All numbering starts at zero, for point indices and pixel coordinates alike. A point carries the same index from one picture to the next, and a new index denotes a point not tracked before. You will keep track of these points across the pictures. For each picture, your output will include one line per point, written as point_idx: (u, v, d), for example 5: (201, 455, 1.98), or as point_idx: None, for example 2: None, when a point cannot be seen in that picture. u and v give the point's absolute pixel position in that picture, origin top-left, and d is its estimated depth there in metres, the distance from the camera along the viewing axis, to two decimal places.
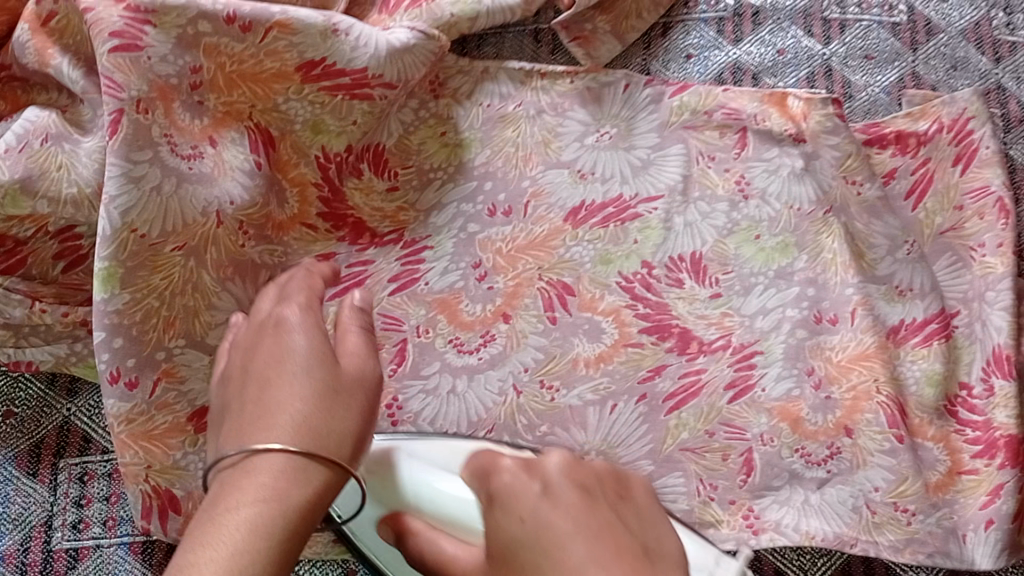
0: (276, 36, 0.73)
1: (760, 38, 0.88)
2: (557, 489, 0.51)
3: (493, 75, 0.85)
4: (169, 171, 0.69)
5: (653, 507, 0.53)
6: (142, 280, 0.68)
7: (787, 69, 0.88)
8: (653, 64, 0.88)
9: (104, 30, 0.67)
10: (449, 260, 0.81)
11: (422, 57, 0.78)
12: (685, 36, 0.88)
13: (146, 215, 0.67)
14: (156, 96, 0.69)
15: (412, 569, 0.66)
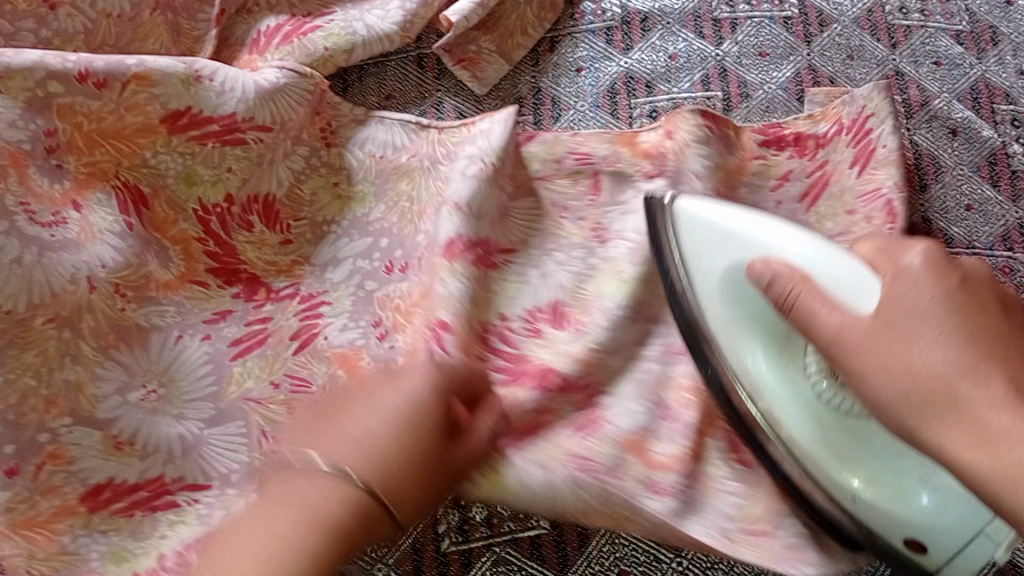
0: (135, 89, 0.68)
1: (650, 44, 0.85)
2: (986, 370, 0.46)
3: (380, 111, 0.81)
4: (29, 240, 0.63)
5: None
6: (14, 358, 0.61)
7: (681, 75, 0.84)
8: (543, 81, 0.84)
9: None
10: (348, 317, 0.74)
11: (295, 96, 0.75)
12: (574, 49, 0.85)
13: (7, 291, 0.61)
14: (6, 164, 0.63)
15: (741, 302, 0.61)
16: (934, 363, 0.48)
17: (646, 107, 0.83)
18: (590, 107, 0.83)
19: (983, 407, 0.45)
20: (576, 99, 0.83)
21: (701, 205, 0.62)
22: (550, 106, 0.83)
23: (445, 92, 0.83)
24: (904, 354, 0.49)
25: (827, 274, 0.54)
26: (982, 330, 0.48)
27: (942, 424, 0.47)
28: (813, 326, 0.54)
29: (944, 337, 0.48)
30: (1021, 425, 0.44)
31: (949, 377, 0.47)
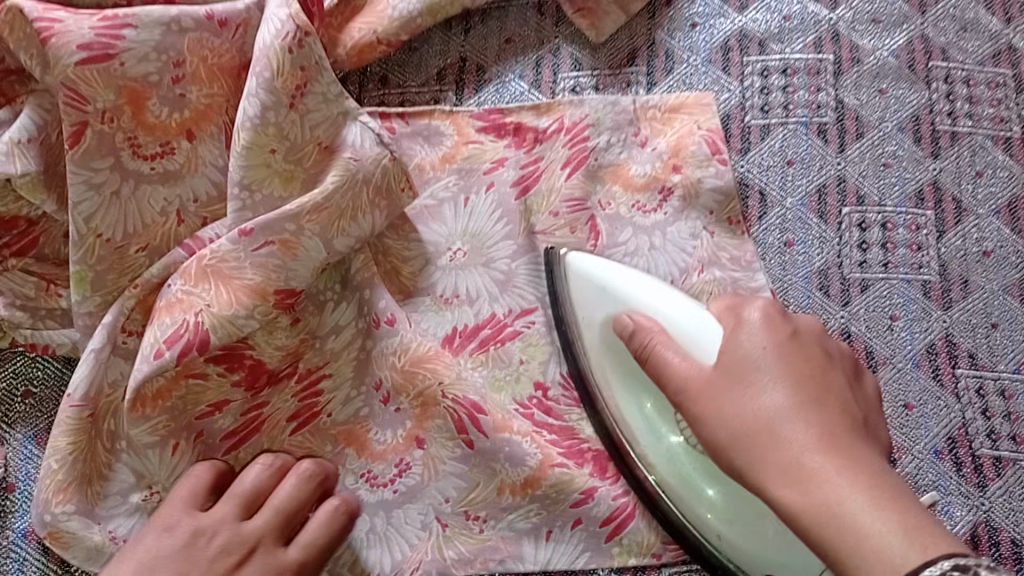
0: (246, 36, 0.72)
1: (765, 5, 0.87)
2: (799, 420, 0.56)
3: (502, 56, 0.84)
4: (128, 174, 0.68)
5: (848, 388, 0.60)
6: (111, 282, 0.68)
7: (794, 35, 0.86)
8: (658, 34, 0.86)
9: (70, 43, 0.65)
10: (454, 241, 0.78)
11: (382, 166, 0.71)
12: (690, 4, 0.87)
13: (110, 219, 0.67)
14: (124, 102, 0.67)
15: (618, 343, 0.72)
16: (771, 401, 0.57)
17: (758, 66, 0.85)
18: (702, 61, 0.85)
19: (793, 439, 0.55)
20: (689, 53, 0.85)
21: (589, 263, 0.73)
22: (663, 59, 0.85)
23: (563, 39, 0.85)
24: (740, 400, 0.59)
25: (671, 321, 0.68)
26: (803, 379, 0.59)
27: (752, 455, 0.57)
28: (672, 377, 0.64)
29: (772, 385, 0.58)
30: (832, 469, 0.53)
31: (774, 420, 0.57)
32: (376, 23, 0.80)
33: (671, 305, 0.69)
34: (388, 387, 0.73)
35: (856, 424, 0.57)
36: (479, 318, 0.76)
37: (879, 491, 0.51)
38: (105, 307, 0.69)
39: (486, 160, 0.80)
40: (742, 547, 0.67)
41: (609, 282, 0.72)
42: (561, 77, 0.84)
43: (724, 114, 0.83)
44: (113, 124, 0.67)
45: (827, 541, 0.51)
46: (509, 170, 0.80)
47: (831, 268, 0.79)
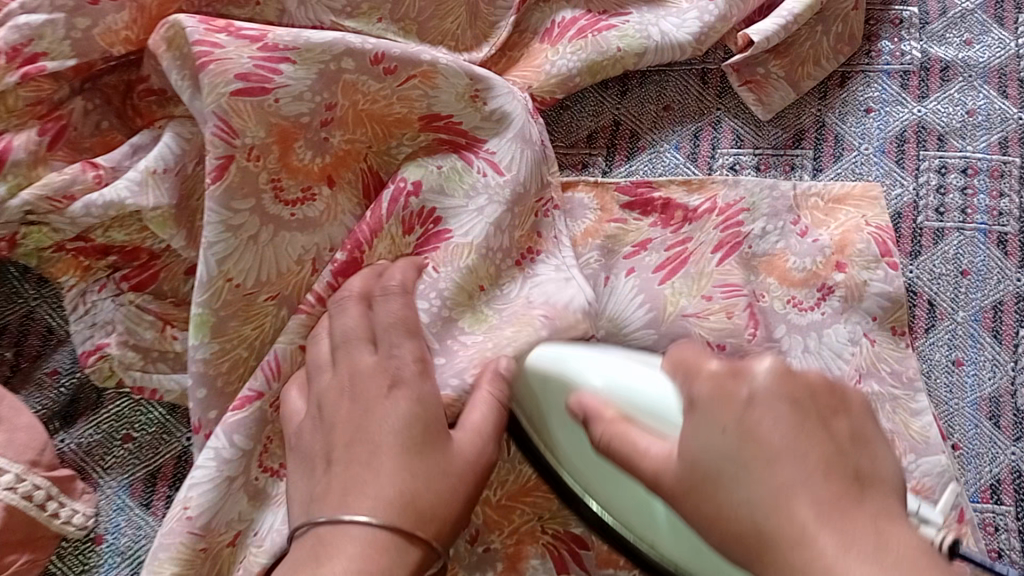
0: (415, 84, 0.67)
1: (948, 96, 0.80)
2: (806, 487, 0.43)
3: (659, 123, 0.79)
4: (267, 219, 0.63)
5: (870, 422, 0.48)
6: (233, 329, 0.63)
7: (978, 132, 0.79)
8: (829, 116, 0.79)
9: (227, 71, 0.61)
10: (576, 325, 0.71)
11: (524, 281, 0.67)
12: (866, 88, 0.80)
13: (243, 264, 0.62)
14: (273, 141, 0.63)
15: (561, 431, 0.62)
16: (774, 433, 0.45)
17: (935, 161, 0.78)
18: (874, 150, 0.78)
19: (736, 503, 0.45)
20: (861, 140, 0.79)
21: (544, 360, 0.62)
22: (832, 143, 0.78)
23: (725, 112, 0.79)
24: (748, 486, 0.44)
25: (648, 403, 0.56)
26: (828, 464, 0.44)
27: (702, 505, 0.47)
28: (642, 462, 0.51)
29: (789, 457, 0.44)
30: (793, 463, 0.44)
31: (787, 493, 0.43)
32: (533, 78, 0.75)
33: (634, 371, 0.60)
34: (477, 526, 0.68)
35: (847, 481, 0.43)
36: None
37: (796, 415, 0.46)
38: (221, 357, 0.63)
39: (628, 242, 0.74)
40: None
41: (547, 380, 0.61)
42: (720, 153, 0.78)
43: (894, 212, 0.77)
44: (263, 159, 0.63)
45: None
46: (654, 253, 0.73)
47: (1002, 396, 0.72)
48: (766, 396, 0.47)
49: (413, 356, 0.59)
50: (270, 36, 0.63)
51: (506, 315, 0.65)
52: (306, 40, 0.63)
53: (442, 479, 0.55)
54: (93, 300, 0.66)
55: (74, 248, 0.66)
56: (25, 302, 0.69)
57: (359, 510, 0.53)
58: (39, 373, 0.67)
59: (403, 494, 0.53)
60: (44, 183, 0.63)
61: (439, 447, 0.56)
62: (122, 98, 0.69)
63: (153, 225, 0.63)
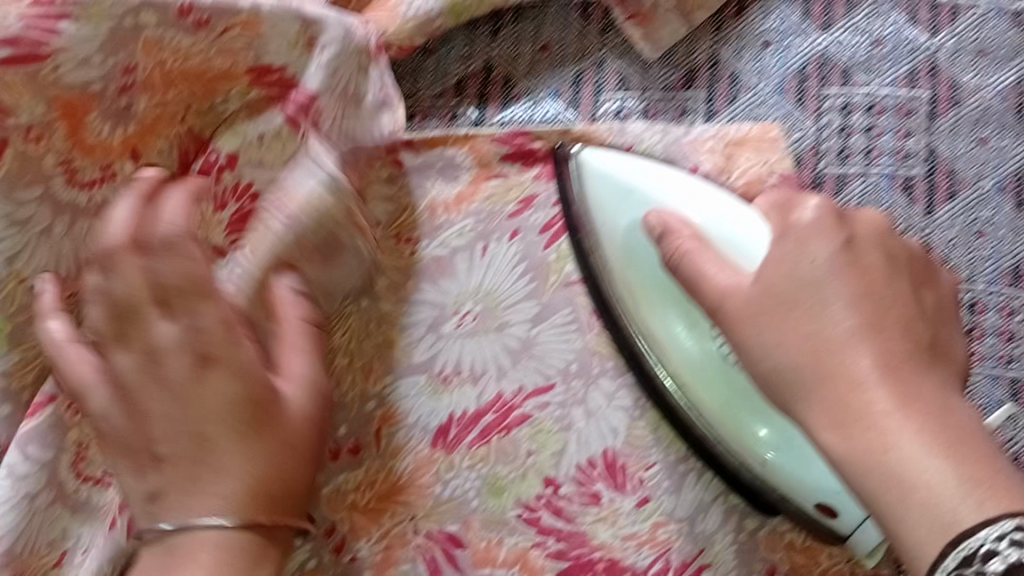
0: (236, 35, 0.59)
1: (854, 24, 0.72)
2: (903, 388, 0.47)
3: (536, 64, 0.70)
4: (61, 208, 0.56)
5: (949, 303, 0.55)
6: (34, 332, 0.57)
7: (884, 65, 0.72)
8: (723, 52, 0.71)
9: None
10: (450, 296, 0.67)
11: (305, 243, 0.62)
12: (764, 18, 0.72)
13: (38, 261, 0.56)
14: (56, 117, 0.55)
15: (651, 252, 0.64)
16: (832, 281, 0.51)
17: (839, 99, 0.71)
18: (773, 90, 0.71)
19: (773, 346, 0.51)
20: (758, 78, 0.71)
21: (608, 163, 0.65)
22: (727, 83, 0.71)
23: (608, 51, 0.71)
24: (816, 321, 0.50)
25: (719, 231, 0.59)
26: (890, 334, 0.49)
27: (779, 321, 0.52)
28: (705, 287, 0.56)
29: (843, 310, 0.50)
30: (858, 322, 0.50)
31: (863, 377, 0.48)
32: (387, 22, 0.65)
33: (722, 203, 0.61)
34: (343, 533, 0.61)
35: (919, 351, 0.49)
36: (479, 402, 0.65)
37: (860, 278, 0.52)
38: (25, 368, 0.56)
39: (511, 199, 0.69)
40: (790, 476, 0.61)
41: (631, 178, 0.64)
42: (603, 99, 0.70)
43: (795, 157, 0.70)
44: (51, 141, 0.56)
45: (893, 513, 0.45)
46: (538, 212, 0.69)
47: None
48: (861, 248, 0.53)
49: (216, 320, 0.51)
50: None
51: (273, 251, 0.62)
52: None
53: (299, 442, 0.52)
54: None
55: None
56: None
57: (207, 510, 0.49)
58: None
59: (235, 483, 0.49)
60: None
61: (264, 419, 0.51)
62: None
63: None
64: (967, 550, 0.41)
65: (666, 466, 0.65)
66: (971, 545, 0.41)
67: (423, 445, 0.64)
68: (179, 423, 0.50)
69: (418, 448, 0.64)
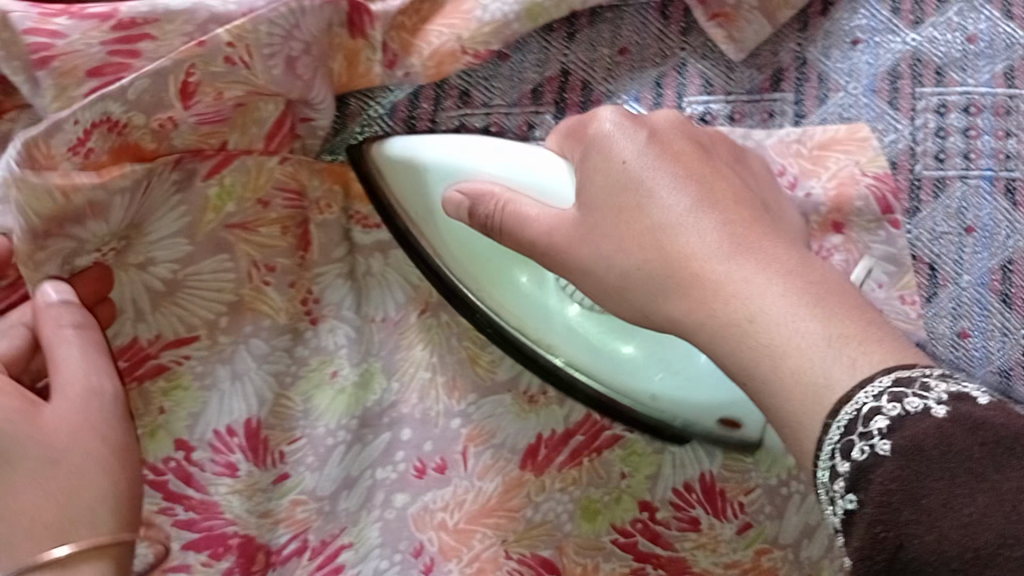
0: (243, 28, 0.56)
1: (946, 20, 0.69)
2: (732, 228, 0.48)
3: (617, 67, 0.67)
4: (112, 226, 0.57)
5: (673, 132, 0.53)
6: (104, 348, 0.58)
7: (979, 62, 0.68)
8: (811, 51, 0.68)
9: (78, 66, 0.51)
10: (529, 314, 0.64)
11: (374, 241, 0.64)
12: (851, 15, 0.69)
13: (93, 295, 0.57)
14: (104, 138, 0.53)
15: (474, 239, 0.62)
16: (657, 167, 0.50)
17: (933, 99, 0.67)
18: (864, 90, 0.68)
19: (626, 239, 0.50)
20: (848, 79, 0.68)
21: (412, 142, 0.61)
22: (816, 84, 0.68)
23: (691, 52, 0.67)
24: (648, 229, 0.49)
25: (534, 182, 0.56)
26: (720, 193, 0.50)
27: (608, 228, 0.51)
28: (527, 224, 0.54)
29: (700, 222, 0.48)
30: (736, 184, 0.51)
31: (703, 264, 0.47)
32: (462, 26, 0.63)
33: (519, 152, 0.58)
34: (433, 552, 0.61)
35: (755, 213, 0.49)
36: (570, 424, 0.64)
37: (691, 171, 0.51)
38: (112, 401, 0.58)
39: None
40: (710, 398, 0.61)
41: (434, 158, 0.60)
42: (687, 102, 0.67)
43: (890, 160, 0.66)
44: (121, 150, 0.53)
45: (773, 399, 0.43)
46: None
47: (1014, 368, 0.64)
48: (666, 135, 0.52)
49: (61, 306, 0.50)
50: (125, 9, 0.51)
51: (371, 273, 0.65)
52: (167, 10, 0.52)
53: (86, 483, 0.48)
54: None
55: None
56: None
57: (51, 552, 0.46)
58: None
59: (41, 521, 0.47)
60: None
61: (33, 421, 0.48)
62: None
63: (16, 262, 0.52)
64: (847, 419, 0.39)
65: (766, 489, 0.63)
66: (851, 410, 0.39)
67: (511, 465, 0.63)
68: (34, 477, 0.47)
69: (509, 469, 0.63)
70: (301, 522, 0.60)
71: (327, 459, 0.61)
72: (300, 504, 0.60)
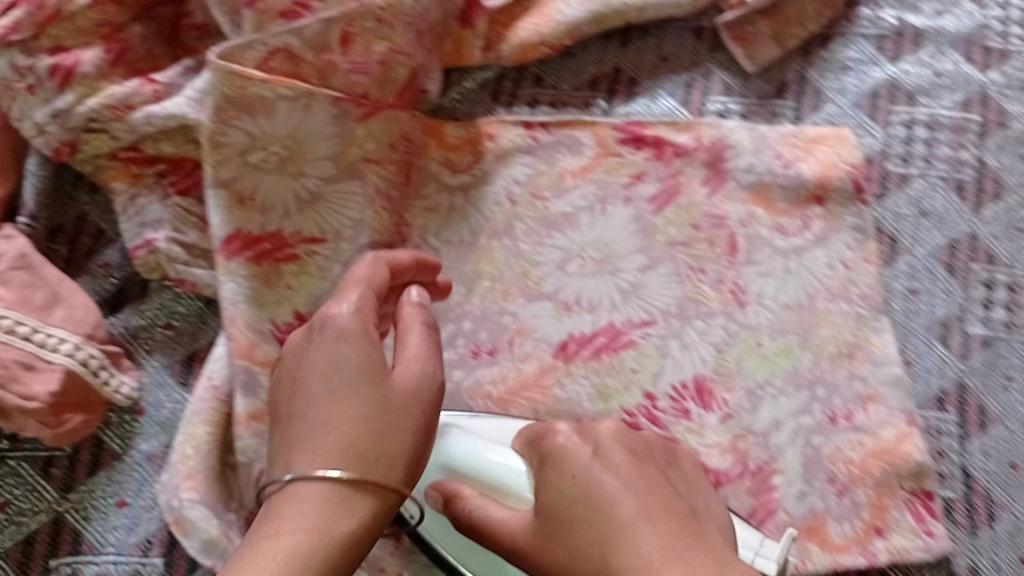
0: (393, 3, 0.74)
1: (920, 59, 0.88)
2: (654, 518, 0.53)
3: (658, 72, 0.87)
4: (288, 138, 0.72)
5: (660, 449, 0.63)
6: (260, 224, 0.73)
7: (944, 92, 0.87)
8: (810, 72, 0.87)
9: (273, 10, 0.73)
10: (569, 241, 0.81)
11: (465, 178, 0.82)
12: (845, 49, 0.88)
13: (258, 185, 0.73)
14: (285, 67, 0.72)
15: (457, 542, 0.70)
16: (617, 497, 0.55)
17: (904, 116, 0.86)
18: (849, 104, 0.86)
19: (578, 546, 0.55)
20: (838, 94, 0.87)
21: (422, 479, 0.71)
22: (812, 96, 0.87)
23: (716, 65, 0.87)
24: (621, 542, 0.52)
25: (499, 482, 0.67)
26: (666, 508, 0.54)
27: (569, 533, 0.56)
28: (499, 531, 0.63)
29: (640, 524, 0.53)
30: (641, 521, 0.53)
31: (628, 529, 0.53)
32: (542, 25, 0.83)
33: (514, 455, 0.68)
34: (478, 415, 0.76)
35: (683, 518, 0.54)
36: (596, 326, 0.78)
37: (643, 489, 0.55)
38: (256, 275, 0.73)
39: (624, 174, 0.83)
40: None
41: (455, 470, 0.69)
42: (709, 101, 0.86)
43: (865, 156, 0.85)
44: (293, 82, 0.71)
45: None
46: (648, 185, 0.83)
47: (953, 319, 0.79)
48: (608, 449, 0.59)
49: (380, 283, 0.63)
50: None
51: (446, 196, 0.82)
52: None
53: (396, 435, 0.57)
54: (142, 203, 0.76)
55: (126, 157, 0.75)
56: (80, 206, 0.79)
57: (329, 464, 0.54)
58: (93, 265, 0.77)
59: (347, 441, 0.55)
60: (108, 94, 0.73)
61: (375, 381, 0.57)
62: (170, 31, 0.80)
63: (208, 146, 0.71)
64: None
65: (747, 392, 0.76)
66: None
67: (546, 354, 0.77)
68: (359, 405, 0.56)
69: (543, 356, 0.77)
70: None
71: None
72: None
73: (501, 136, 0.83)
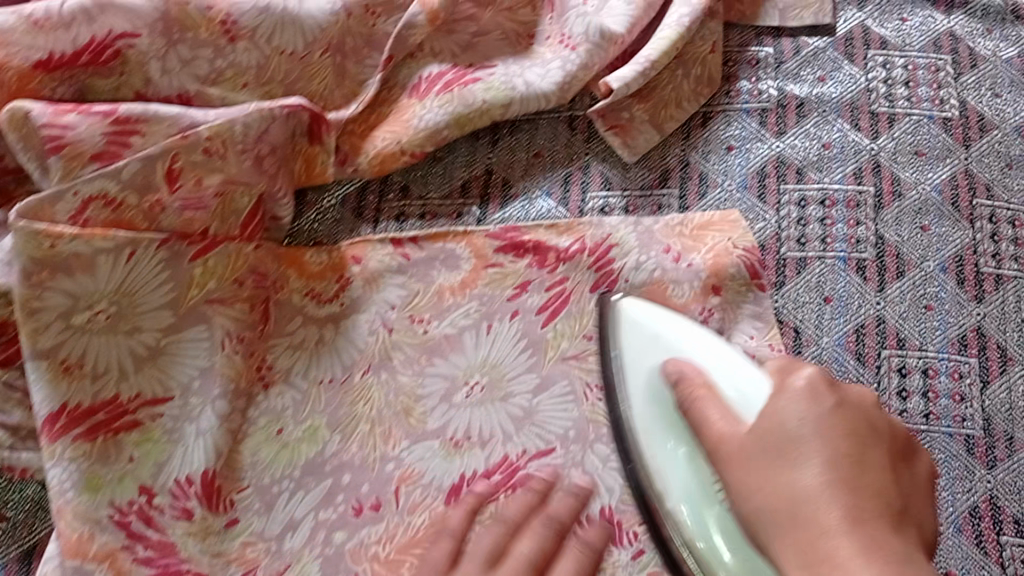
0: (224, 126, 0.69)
1: (805, 130, 0.84)
2: (846, 477, 0.48)
3: (532, 169, 0.81)
4: (114, 292, 0.65)
5: (879, 414, 0.52)
6: (91, 392, 0.64)
7: (833, 164, 0.83)
8: (692, 155, 0.83)
9: (83, 152, 0.65)
10: (452, 366, 0.73)
11: (329, 307, 0.74)
12: (726, 127, 0.84)
13: (85, 350, 0.64)
14: (104, 214, 0.65)
15: (664, 446, 0.62)
16: (797, 421, 0.50)
17: (795, 194, 0.81)
18: (737, 186, 0.82)
19: (764, 485, 0.50)
20: (724, 177, 0.82)
21: (642, 316, 0.66)
22: (697, 182, 0.81)
23: (593, 157, 0.82)
24: (786, 473, 0.49)
25: (735, 390, 0.57)
26: (877, 496, 0.47)
27: (748, 461, 0.52)
28: (714, 438, 0.55)
29: (831, 469, 0.48)
30: (832, 485, 0.48)
31: (821, 507, 0.47)
32: (401, 132, 0.77)
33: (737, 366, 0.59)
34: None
35: (895, 520, 0.47)
36: (489, 462, 0.69)
37: (857, 467, 0.48)
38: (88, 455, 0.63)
39: (508, 285, 0.76)
40: None
41: (656, 337, 0.65)
42: (589, 196, 0.80)
43: (758, 243, 0.80)
44: (113, 230, 0.65)
45: None
46: (534, 295, 0.75)
47: None
48: (848, 409, 0.50)
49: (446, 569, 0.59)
50: (121, 110, 0.67)
51: (308, 330, 0.73)
52: (154, 113, 0.68)
53: None
54: None
55: None
56: None
57: None
58: None
59: None
60: None
61: None
62: None
63: (20, 313, 0.62)
64: None
65: None
66: None
67: (436, 502, 0.68)
68: None
69: (432, 505, 0.67)
70: (251, 561, 0.65)
71: (273, 505, 0.67)
72: (249, 544, 0.65)
73: (367, 257, 0.76)
